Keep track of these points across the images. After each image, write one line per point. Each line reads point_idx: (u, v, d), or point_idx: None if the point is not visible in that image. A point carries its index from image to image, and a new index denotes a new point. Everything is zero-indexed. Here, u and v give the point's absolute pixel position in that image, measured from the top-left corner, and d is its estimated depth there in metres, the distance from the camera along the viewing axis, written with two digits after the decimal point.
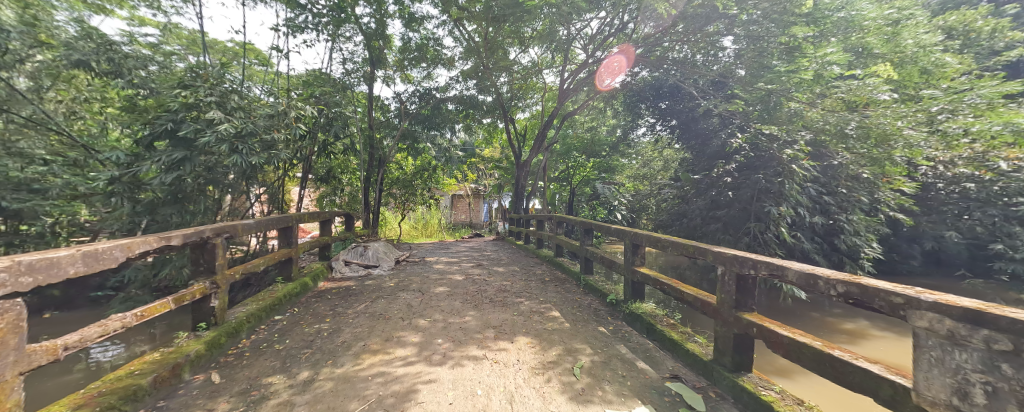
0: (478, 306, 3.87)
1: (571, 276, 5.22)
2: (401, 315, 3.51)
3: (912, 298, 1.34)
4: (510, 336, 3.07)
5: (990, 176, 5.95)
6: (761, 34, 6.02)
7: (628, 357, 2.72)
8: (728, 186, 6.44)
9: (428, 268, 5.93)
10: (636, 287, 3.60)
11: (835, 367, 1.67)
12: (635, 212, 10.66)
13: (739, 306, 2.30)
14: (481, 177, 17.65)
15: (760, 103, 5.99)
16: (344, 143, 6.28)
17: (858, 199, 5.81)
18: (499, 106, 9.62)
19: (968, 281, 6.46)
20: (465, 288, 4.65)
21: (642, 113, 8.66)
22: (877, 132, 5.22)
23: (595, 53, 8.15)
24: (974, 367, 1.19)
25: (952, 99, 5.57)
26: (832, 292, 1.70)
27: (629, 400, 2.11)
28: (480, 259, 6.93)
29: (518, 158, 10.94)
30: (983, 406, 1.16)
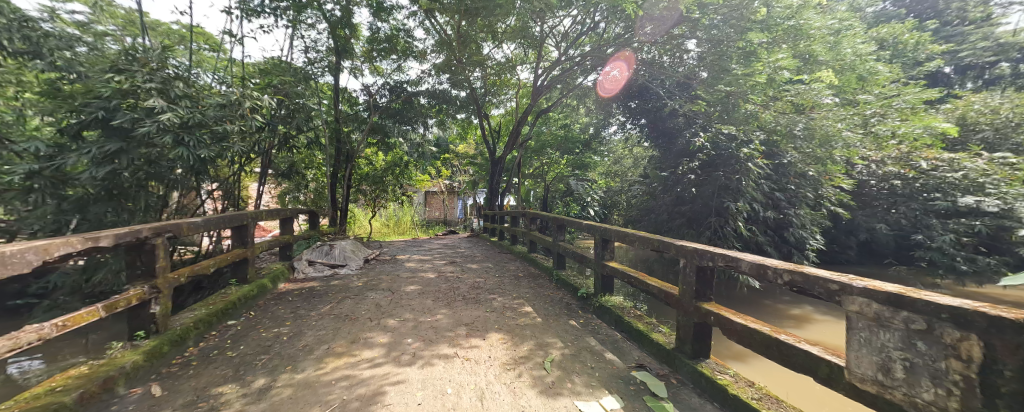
0: (450, 304, 3.82)
1: (545, 271, 5.28)
2: (369, 315, 3.40)
3: (846, 284, 1.47)
4: (483, 333, 3.07)
5: (913, 174, 6.78)
6: (721, 38, 6.29)
7: (597, 349, 2.79)
8: (693, 182, 6.81)
9: (398, 267, 5.78)
10: (606, 281, 3.71)
11: (781, 350, 1.81)
12: (608, 207, 11.06)
13: (699, 296, 2.42)
14: (455, 173, 17.44)
15: (720, 105, 6.30)
16: (308, 137, 5.95)
17: (804, 195, 6.31)
18: (473, 102, 9.51)
19: (895, 268, 7.23)
20: (437, 286, 4.58)
21: (614, 111, 8.97)
22: (821, 133, 5.79)
23: (567, 50, 8.23)
24: (895, 346, 1.33)
25: (883, 104, 6.51)
26: (779, 281, 1.83)
27: (597, 391, 2.17)
28: (454, 257, 6.84)
29: (493, 154, 10.90)
30: (903, 380, 1.30)
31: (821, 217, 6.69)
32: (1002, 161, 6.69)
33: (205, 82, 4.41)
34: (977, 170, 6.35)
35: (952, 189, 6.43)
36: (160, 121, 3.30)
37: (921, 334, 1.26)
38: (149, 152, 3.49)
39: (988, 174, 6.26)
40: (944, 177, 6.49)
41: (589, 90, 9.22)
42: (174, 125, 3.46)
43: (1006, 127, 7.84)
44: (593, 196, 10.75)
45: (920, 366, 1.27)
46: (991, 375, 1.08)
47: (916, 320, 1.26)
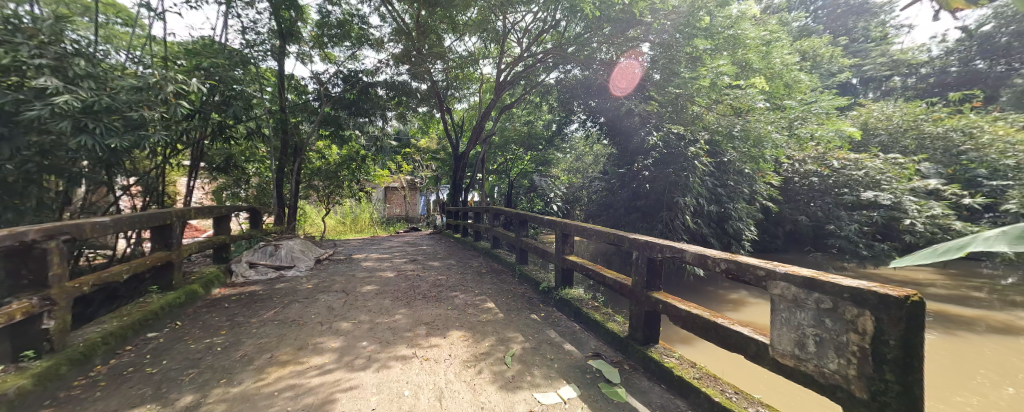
0: (409, 304, 3.71)
1: (508, 266, 5.31)
2: (320, 319, 3.20)
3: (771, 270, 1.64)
4: (443, 332, 3.01)
5: (827, 172, 7.72)
6: (672, 43, 6.47)
7: (557, 341, 2.86)
8: (647, 179, 7.36)
9: (354, 266, 5.49)
10: (566, 274, 3.81)
11: (719, 333, 1.97)
12: (571, 203, 11.50)
13: (650, 286, 2.56)
14: (416, 168, 16.93)
15: (670, 106, 6.70)
16: (247, 127, 5.41)
17: (741, 191, 6.92)
18: (434, 95, 9.22)
19: (813, 255, 8.21)
20: (395, 285, 4.41)
21: (575, 109, 9.23)
22: (754, 135, 6.47)
23: (529, 47, 8.26)
24: (808, 324, 1.51)
25: (804, 109, 7.38)
26: (717, 268, 1.99)
27: (555, 382, 2.24)
28: (415, 255, 6.64)
29: (456, 149, 10.70)
30: (814, 353, 1.49)
31: (756, 211, 7.40)
32: (895, 161, 7.86)
33: (116, 60, 3.82)
34: (876, 169, 7.34)
35: (858, 185, 7.40)
36: (54, 104, 2.82)
37: (828, 313, 1.43)
38: (44, 140, 2.95)
39: (884, 173, 7.33)
40: (851, 175, 7.44)
41: (551, 88, 9.37)
42: (73, 109, 2.97)
43: (898, 132, 9.19)
44: (557, 192, 11.23)
45: (827, 341, 1.45)
46: (879, 344, 1.25)
47: (824, 301, 1.44)
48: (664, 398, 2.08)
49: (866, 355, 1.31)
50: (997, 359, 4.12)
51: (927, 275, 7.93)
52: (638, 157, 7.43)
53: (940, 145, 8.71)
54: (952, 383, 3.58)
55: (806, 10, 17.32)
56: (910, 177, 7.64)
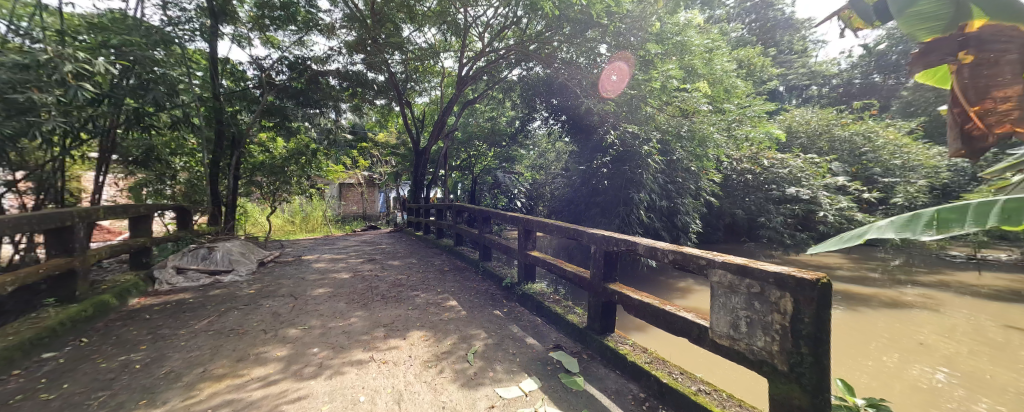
0: (367, 305, 3.55)
1: (471, 263, 5.27)
2: (265, 326, 2.95)
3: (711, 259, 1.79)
4: (403, 333, 2.92)
5: (760, 170, 8.56)
6: (627, 46, 6.83)
7: (519, 336, 2.90)
8: (605, 176, 7.77)
9: (304, 268, 5.13)
10: (528, 269, 3.85)
11: (667, 319, 2.10)
12: (533, 199, 10.92)
13: (607, 278, 2.68)
14: (374, 164, 16.20)
15: (625, 106, 6.89)
16: (173, 115, 4.82)
17: (688, 187, 7.48)
18: (392, 87, 8.81)
19: (748, 244, 9.09)
20: (351, 287, 4.19)
21: (538, 107, 9.35)
22: (698, 135, 6.88)
23: (491, 42, 8.18)
24: (741, 307, 1.67)
25: (743, 112, 8.03)
26: (666, 259, 2.13)
27: (517, 376, 2.27)
28: (373, 254, 6.34)
29: (416, 144, 10.36)
30: (746, 332, 1.65)
31: (701, 206, 8.02)
32: (812, 160, 8.92)
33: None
34: (798, 167, 8.32)
35: (784, 182, 8.29)
36: None
37: (757, 296, 1.59)
38: None
39: (804, 171, 8.30)
40: (778, 173, 8.30)
41: (514, 84, 9.42)
42: None
43: (816, 134, 10.41)
44: (520, 188, 10.74)
45: (756, 321, 1.61)
46: (797, 322, 1.42)
47: (754, 286, 1.60)
48: (618, 382, 2.20)
49: (787, 332, 1.47)
50: (888, 329, 4.86)
51: (838, 260, 9.13)
52: (597, 155, 7.86)
53: (847, 147, 10.03)
54: (854, 351, 4.18)
55: (742, 22, 18.95)
56: (824, 175, 8.72)
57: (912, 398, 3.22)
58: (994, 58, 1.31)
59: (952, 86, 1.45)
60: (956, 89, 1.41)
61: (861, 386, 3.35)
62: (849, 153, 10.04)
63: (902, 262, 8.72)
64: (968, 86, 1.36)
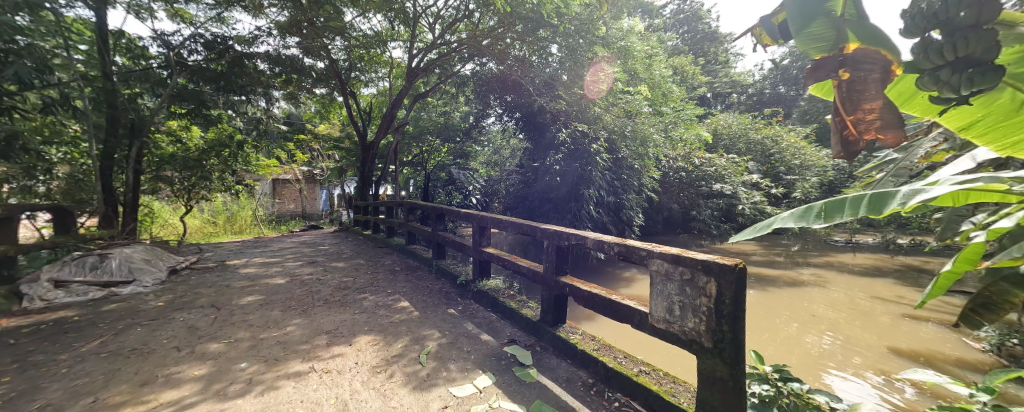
0: (306, 312, 3.26)
1: (424, 262, 5.10)
2: (178, 343, 2.58)
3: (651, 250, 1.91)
4: (348, 338, 2.73)
5: (693, 168, 9.39)
6: (575, 47, 7.16)
7: (473, 333, 2.86)
8: (558, 173, 7.63)
9: (231, 275, 4.58)
10: (483, 265, 3.82)
11: (613, 308, 2.21)
12: (489, 196, 9.96)
13: (558, 271, 2.75)
14: (314, 159, 15.00)
15: (576, 105, 7.34)
16: (47, 99, 4.11)
17: (632, 183, 7.99)
18: (334, 76, 8.17)
19: (684, 236, 9.95)
20: (288, 293, 3.83)
21: (492, 103, 9.31)
22: (641, 135, 7.39)
23: (443, 34, 7.93)
24: (675, 293, 1.81)
25: (678, 114, 8.74)
26: (612, 251, 2.23)
27: (471, 373, 2.24)
28: (314, 256, 5.86)
29: (363, 138, 9.78)
30: (680, 315, 1.79)
31: (643, 201, 8.62)
32: (734, 160, 10.02)
33: None
34: (722, 166, 9.32)
35: (711, 179, 9.21)
36: None
37: (688, 282, 1.74)
38: None
39: (726, 169, 9.34)
40: (706, 171, 9.24)
41: (467, 79, 9.28)
42: None
43: (737, 137, 11.69)
44: (476, 184, 9.76)
45: (687, 305, 1.75)
46: (719, 303, 1.59)
47: (686, 274, 1.74)
48: (569, 371, 2.26)
49: (712, 313, 1.64)
50: (790, 304, 5.66)
51: (753, 247, 10.40)
52: (550, 152, 7.76)
53: (760, 148, 11.42)
54: (765, 325, 4.80)
55: (676, 33, 20.60)
56: (744, 173, 9.81)
57: (805, 361, 3.80)
58: (864, 77, 1.40)
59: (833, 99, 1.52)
60: (836, 101, 1.50)
61: (768, 355, 3.88)
62: (762, 154, 11.46)
63: (800, 246, 10.20)
64: (844, 99, 1.46)
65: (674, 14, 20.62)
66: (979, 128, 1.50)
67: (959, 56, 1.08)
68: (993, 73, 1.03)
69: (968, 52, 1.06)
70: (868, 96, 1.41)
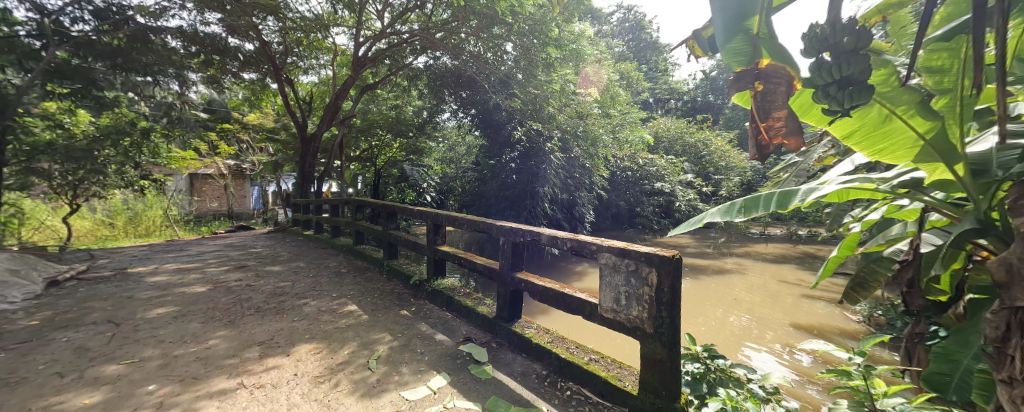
0: (233, 323, 2.91)
1: (374, 263, 4.83)
2: (62, 369, 2.16)
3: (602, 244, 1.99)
4: (285, 349, 2.49)
5: (638, 167, 10.02)
6: (530, 47, 6.73)
7: (427, 333, 2.77)
8: (513, 170, 8.05)
9: (136, 285, 3.94)
10: (438, 264, 3.71)
11: (566, 301, 2.26)
12: (444, 193, 10.01)
13: (514, 267, 2.75)
14: (244, 152, 13.53)
15: (530, 103, 7.16)
16: None
17: (581, 181, 8.45)
18: (267, 60, 7.37)
19: (630, 230, 10.60)
20: (210, 303, 3.39)
21: (446, 99, 9.16)
22: (591, 135, 7.70)
23: (392, 23, 7.49)
24: (621, 284, 1.90)
25: (628, 116, 9.10)
26: (564, 246, 2.28)
27: (424, 375, 2.16)
28: (244, 260, 5.26)
29: (303, 130, 8.98)
30: (627, 305, 1.88)
31: (594, 198, 9.00)
32: (673, 161, 10.88)
33: None
34: (663, 166, 10.07)
35: (653, 178, 10.05)
36: None
37: (633, 273, 1.85)
38: None
39: (666, 169, 10.14)
40: (648, 171, 10.05)
41: (420, 72, 8.90)
42: None
43: (675, 139, 12.65)
44: (430, 181, 9.54)
45: (633, 295, 1.86)
46: (660, 291, 1.72)
47: (631, 266, 1.85)
48: (524, 365, 2.28)
49: (653, 301, 1.76)
50: (718, 290, 6.31)
51: (688, 239, 11.40)
52: (506, 150, 8.20)
53: (694, 150, 12.51)
54: (699, 310, 5.27)
55: (622, 39, 21.71)
56: (679, 173, 10.81)
57: (731, 340, 4.25)
58: (774, 89, 1.45)
59: (749, 107, 1.57)
60: (752, 109, 1.56)
61: (701, 337, 4.28)
62: (695, 156, 12.57)
63: (726, 238, 11.41)
64: (758, 107, 1.52)
65: (620, 22, 21.69)
66: (857, 137, 1.56)
67: (841, 76, 1.11)
68: (868, 91, 1.09)
69: (849, 73, 1.09)
70: (777, 105, 1.47)
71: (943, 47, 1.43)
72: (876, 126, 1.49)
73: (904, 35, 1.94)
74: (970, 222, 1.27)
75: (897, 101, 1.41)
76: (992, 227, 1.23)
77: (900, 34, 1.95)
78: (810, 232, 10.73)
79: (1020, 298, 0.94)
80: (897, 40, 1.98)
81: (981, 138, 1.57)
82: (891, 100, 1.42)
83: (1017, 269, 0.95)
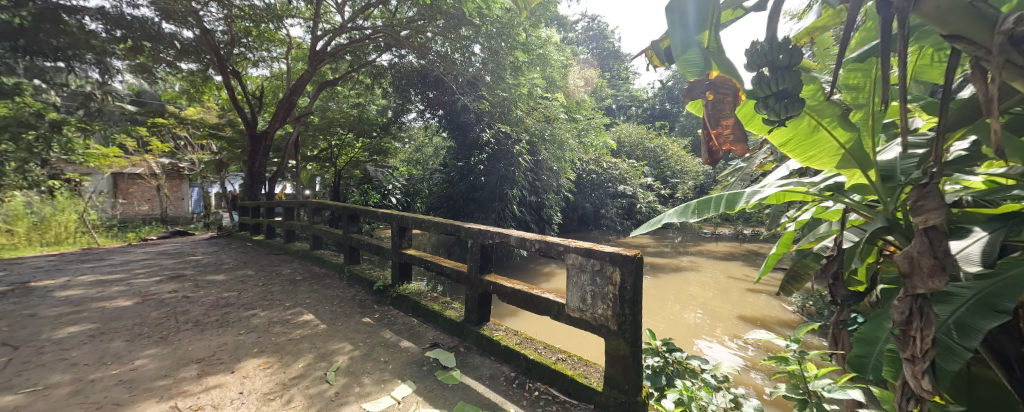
0: (166, 339, 2.61)
1: (334, 269, 4.57)
2: None
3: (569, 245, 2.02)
4: (228, 365, 2.27)
5: (602, 170, 10.38)
6: (497, 50, 6.71)
7: (392, 341, 2.65)
8: (482, 172, 8.03)
9: (42, 301, 3.42)
10: (403, 268, 3.59)
11: (534, 302, 2.27)
12: (410, 195, 9.78)
13: (482, 269, 2.72)
14: (182, 151, 12.32)
15: (498, 106, 7.15)
16: None
17: (548, 184, 8.59)
18: (210, 50, 6.75)
19: (594, 231, 10.94)
20: (136, 318, 3.01)
21: (412, 98, 8.93)
22: (558, 139, 7.85)
23: (353, 18, 7.16)
24: (587, 283, 1.95)
25: (594, 120, 9.31)
26: (532, 248, 2.29)
27: (388, 384, 2.06)
28: (180, 269, 4.74)
29: (252, 127, 8.33)
30: (594, 304, 1.92)
31: (561, 200, 9.18)
32: (634, 165, 11.39)
33: None
34: (623, 170, 10.56)
35: (616, 181, 10.46)
36: None
37: (598, 273, 1.90)
38: None
39: (627, 173, 10.63)
40: (612, 174, 10.44)
41: (384, 70, 8.60)
42: None
43: (636, 144, 13.23)
44: (395, 183, 9.30)
45: (598, 294, 1.91)
46: (623, 289, 1.79)
47: (596, 265, 1.90)
48: (493, 368, 2.25)
49: (618, 299, 1.82)
50: (675, 286, 6.68)
51: (648, 239, 11.96)
52: (475, 152, 8.14)
53: (653, 155, 13.16)
54: (658, 306, 5.52)
55: (587, 47, 22.45)
56: (639, 177, 11.34)
57: (687, 333, 4.50)
58: (722, 99, 1.55)
59: (700, 115, 1.67)
60: (704, 117, 1.65)
61: (660, 331, 4.51)
62: (654, 160, 13.24)
63: (682, 238, 12.13)
64: (709, 115, 1.61)
65: (584, 30, 22.32)
66: (791, 146, 1.70)
67: (778, 89, 1.21)
68: (799, 103, 1.19)
69: (784, 87, 1.20)
70: (724, 114, 1.57)
71: (859, 67, 1.60)
72: (807, 135, 1.64)
73: (828, 55, 2.15)
74: (881, 222, 1.44)
75: (823, 113, 1.57)
76: (898, 224, 1.40)
77: (825, 54, 2.16)
78: (754, 232, 11.69)
79: (920, 286, 1.08)
80: (823, 60, 2.20)
81: (888, 148, 1.79)
82: (818, 113, 1.57)
83: (918, 262, 1.10)
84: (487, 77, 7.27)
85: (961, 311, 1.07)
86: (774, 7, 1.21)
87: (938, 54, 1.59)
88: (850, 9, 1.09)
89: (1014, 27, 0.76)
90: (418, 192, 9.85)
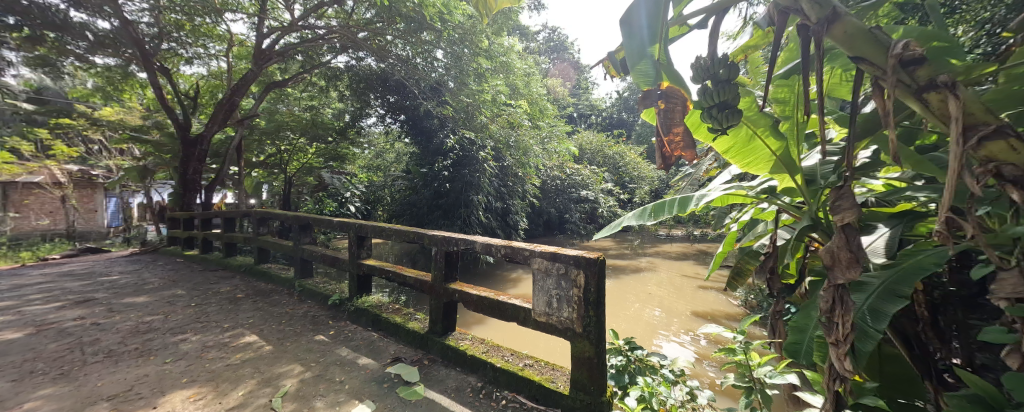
0: (67, 376, 2.24)
1: (282, 284, 4.21)
2: None
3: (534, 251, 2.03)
4: (149, 401, 1.99)
5: (565, 175, 10.67)
6: (460, 56, 6.70)
7: (348, 358, 2.49)
8: (447, 178, 7.87)
9: None
10: (363, 281, 3.40)
11: (501, 309, 2.24)
12: (371, 203, 9.50)
13: (447, 278, 2.63)
14: (96, 156, 10.82)
15: (463, 112, 7.09)
16: None
17: (513, 190, 8.65)
18: (132, 44, 5.97)
19: (559, 235, 11.16)
20: (27, 353, 2.55)
21: (372, 102, 8.56)
22: (522, 145, 7.85)
23: (305, 17, 6.72)
24: (553, 287, 1.97)
25: (558, 126, 9.47)
26: (498, 253, 2.27)
27: (345, 406, 1.92)
28: (89, 292, 4.10)
29: (185, 129, 7.50)
30: (561, 308, 1.93)
31: (526, 206, 9.27)
32: (596, 170, 11.79)
33: None
34: (585, 176, 10.94)
35: (578, 186, 10.78)
36: None
37: (563, 276, 1.93)
38: None
39: (589, 178, 11.01)
40: (574, 180, 10.75)
41: (341, 73, 8.19)
42: None
43: (597, 151, 13.74)
44: (354, 190, 9.01)
45: (563, 298, 1.93)
46: (586, 292, 1.83)
47: (561, 269, 1.92)
48: (458, 379, 2.19)
49: (582, 301, 1.85)
50: (635, 286, 6.99)
51: (610, 242, 12.43)
52: (439, 158, 7.94)
53: (612, 161, 13.74)
54: (620, 307, 5.72)
55: (548, 57, 23.19)
56: (601, 182, 11.76)
57: (646, 331, 4.72)
58: None
59: (654, 123, 1.76)
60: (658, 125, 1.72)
61: (623, 330, 4.68)
62: (614, 166, 13.82)
63: (640, 240, 12.74)
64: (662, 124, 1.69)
65: (546, 41, 23.13)
66: (732, 153, 1.82)
67: (719, 100, 1.31)
68: (736, 114, 1.30)
69: (724, 98, 1.29)
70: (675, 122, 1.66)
71: (786, 82, 1.77)
72: (745, 144, 1.77)
73: (758, 72, 2.37)
74: (808, 220, 1.60)
75: (758, 123, 1.72)
76: (820, 223, 1.57)
77: (756, 72, 2.38)
78: (703, 233, 12.58)
79: (841, 277, 1.21)
80: (756, 77, 2.42)
81: (810, 155, 1.99)
82: (754, 123, 1.72)
83: (837, 255, 1.23)
84: (450, 83, 7.21)
85: (872, 297, 1.21)
86: (713, 26, 1.31)
87: (846, 74, 1.82)
88: (776, 30, 1.20)
89: (903, 52, 0.88)
90: (380, 199, 9.49)
